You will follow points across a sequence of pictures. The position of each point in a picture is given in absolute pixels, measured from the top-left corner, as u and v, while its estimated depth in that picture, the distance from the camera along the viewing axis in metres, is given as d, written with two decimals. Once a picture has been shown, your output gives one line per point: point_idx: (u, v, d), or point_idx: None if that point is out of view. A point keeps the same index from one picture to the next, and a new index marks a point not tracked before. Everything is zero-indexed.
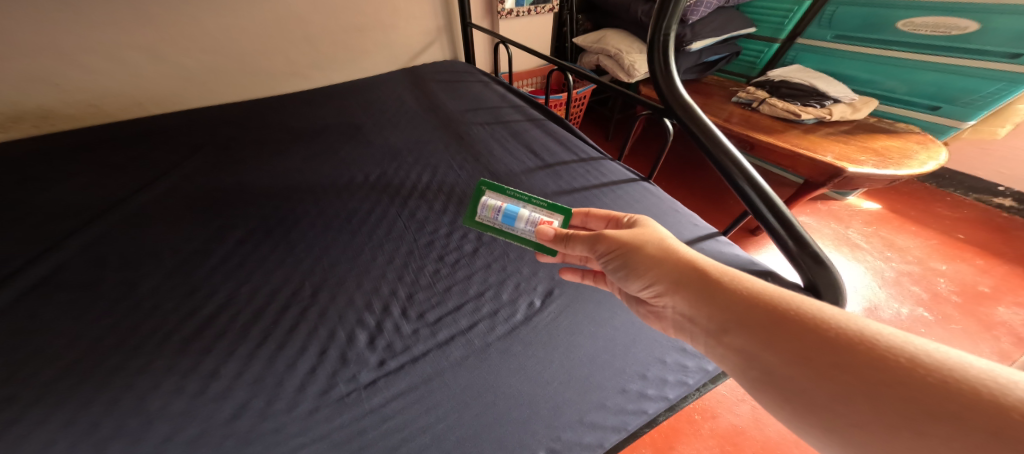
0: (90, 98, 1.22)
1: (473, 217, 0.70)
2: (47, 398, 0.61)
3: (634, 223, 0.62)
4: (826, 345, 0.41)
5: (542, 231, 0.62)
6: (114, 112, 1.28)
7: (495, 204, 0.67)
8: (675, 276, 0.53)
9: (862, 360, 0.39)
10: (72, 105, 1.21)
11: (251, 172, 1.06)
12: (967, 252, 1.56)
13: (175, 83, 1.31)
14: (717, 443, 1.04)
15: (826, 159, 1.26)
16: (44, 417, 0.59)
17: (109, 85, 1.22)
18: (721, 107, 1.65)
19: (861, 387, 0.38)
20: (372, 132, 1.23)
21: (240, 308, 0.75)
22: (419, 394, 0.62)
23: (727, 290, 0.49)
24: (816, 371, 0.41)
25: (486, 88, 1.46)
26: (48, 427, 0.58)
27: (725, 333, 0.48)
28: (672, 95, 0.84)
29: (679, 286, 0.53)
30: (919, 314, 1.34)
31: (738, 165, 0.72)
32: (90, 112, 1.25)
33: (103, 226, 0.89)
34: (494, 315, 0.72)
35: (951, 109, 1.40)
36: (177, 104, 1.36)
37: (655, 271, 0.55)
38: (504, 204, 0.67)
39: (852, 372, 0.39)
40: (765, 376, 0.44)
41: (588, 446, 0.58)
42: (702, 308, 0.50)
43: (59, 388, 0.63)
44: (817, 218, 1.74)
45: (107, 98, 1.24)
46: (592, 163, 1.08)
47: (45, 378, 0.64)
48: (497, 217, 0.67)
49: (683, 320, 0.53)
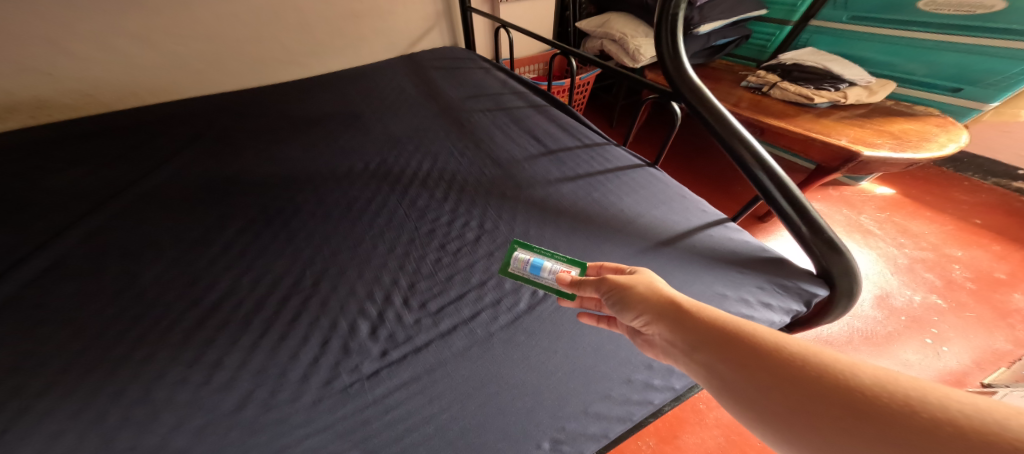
0: (86, 88, 1.21)
1: (506, 269, 0.69)
2: (51, 386, 0.61)
3: (632, 269, 0.57)
4: (789, 372, 0.39)
5: (561, 277, 0.59)
6: (110, 102, 1.27)
7: (524, 257, 0.66)
8: (658, 319, 0.49)
9: (824, 384, 0.37)
10: (68, 95, 1.20)
11: (249, 161, 1.05)
12: (983, 238, 1.51)
13: (170, 72, 1.29)
14: (723, 432, 1.02)
15: (840, 142, 1.22)
16: (48, 405, 0.59)
17: (106, 74, 1.21)
18: (730, 92, 1.60)
19: (826, 410, 0.35)
20: (371, 120, 1.21)
21: (242, 298, 0.74)
22: (422, 385, 0.61)
23: (702, 316, 0.47)
24: (785, 401, 0.38)
25: (487, 74, 1.43)
26: (53, 415, 0.58)
27: (700, 357, 0.45)
28: (681, 78, 0.81)
29: (659, 316, 0.49)
30: (932, 301, 1.30)
31: (751, 149, 0.69)
32: (87, 102, 1.24)
33: (103, 216, 0.88)
34: (497, 304, 0.71)
35: (973, 91, 1.35)
36: (175, 92, 1.35)
37: (647, 311, 0.50)
38: (532, 257, 0.66)
39: (817, 396, 0.36)
40: (751, 406, 0.40)
41: (592, 437, 0.57)
42: (689, 345, 0.46)
43: (62, 377, 0.62)
44: (829, 204, 1.70)
45: (105, 87, 1.23)
46: (597, 149, 1.05)
47: (46, 368, 0.64)
48: (526, 268, 0.66)
49: (670, 355, 0.49)
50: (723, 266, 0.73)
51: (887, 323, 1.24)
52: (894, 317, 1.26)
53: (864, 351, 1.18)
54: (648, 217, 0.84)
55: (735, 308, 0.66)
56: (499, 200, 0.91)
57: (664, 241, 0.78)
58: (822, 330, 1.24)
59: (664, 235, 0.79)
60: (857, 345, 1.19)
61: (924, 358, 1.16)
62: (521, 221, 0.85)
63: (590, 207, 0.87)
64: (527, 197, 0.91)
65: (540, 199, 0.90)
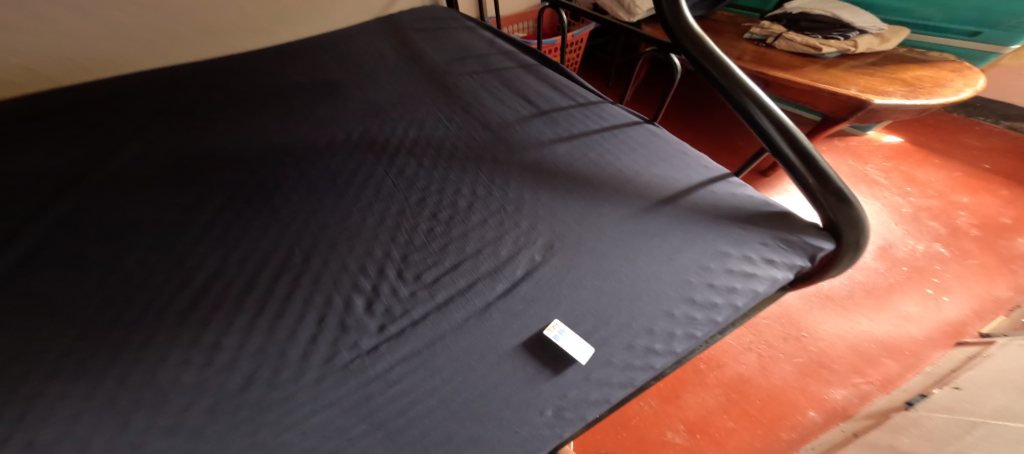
0: (26, 62, 1.13)
1: (583, 351, 0.58)
2: (14, 372, 0.59)
3: None
4: None
5: None
6: (58, 77, 1.20)
7: (563, 341, 0.58)
8: None
9: None
10: (9, 70, 1.13)
11: (222, 135, 1.00)
12: (991, 183, 1.48)
13: (123, 42, 1.22)
14: (723, 391, 1.03)
15: (850, 92, 1.16)
16: (12, 387, 0.57)
17: (51, 47, 1.14)
18: (733, 44, 1.50)
19: None
20: (349, 88, 1.15)
21: (232, 277, 0.72)
22: (423, 359, 0.59)
23: None
24: None
25: (472, 34, 1.35)
26: (18, 400, 0.56)
27: None
28: (681, 29, 0.75)
29: None
30: (935, 250, 1.29)
31: (757, 99, 0.65)
32: (31, 78, 1.17)
33: (73, 199, 0.84)
34: (493, 272, 0.68)
35: (992, 35, 1.29)
36: (130, 64, 1.28)
37: None
38: (559, 339, 0.58)
39: None
40: None
41: (594, 403, 0.55)
42: None
43: (30, 363, 0.60)
44: (835, 155, 1.65)
45: (50, 61, 1.16)
46: (592, 107, 1.00)
47: (10, 354, 0.61)
48: (564, 338, 0.59)
49: None
50: (726, 223, 0.69)
51: (888, 275, 1.23)
52: (895, 268, 1.25)
53: (865, 304, 1.17)
54: (647, 176, 0.80)
55: (737, 267, 0.64)
56: (490, 164, 0.87)
57: (663, 200, 0.75)
58: (822, 285, 1.23)
59: (664, 193, 0.76)
60: (857, 300, 1.18)
61: (924, 309, 1.15)
62: (516, 185, 0.82)
63: (586, 167, 0.83)
64: (521, 160, 0.87)
65: (534, 162, 0.86)
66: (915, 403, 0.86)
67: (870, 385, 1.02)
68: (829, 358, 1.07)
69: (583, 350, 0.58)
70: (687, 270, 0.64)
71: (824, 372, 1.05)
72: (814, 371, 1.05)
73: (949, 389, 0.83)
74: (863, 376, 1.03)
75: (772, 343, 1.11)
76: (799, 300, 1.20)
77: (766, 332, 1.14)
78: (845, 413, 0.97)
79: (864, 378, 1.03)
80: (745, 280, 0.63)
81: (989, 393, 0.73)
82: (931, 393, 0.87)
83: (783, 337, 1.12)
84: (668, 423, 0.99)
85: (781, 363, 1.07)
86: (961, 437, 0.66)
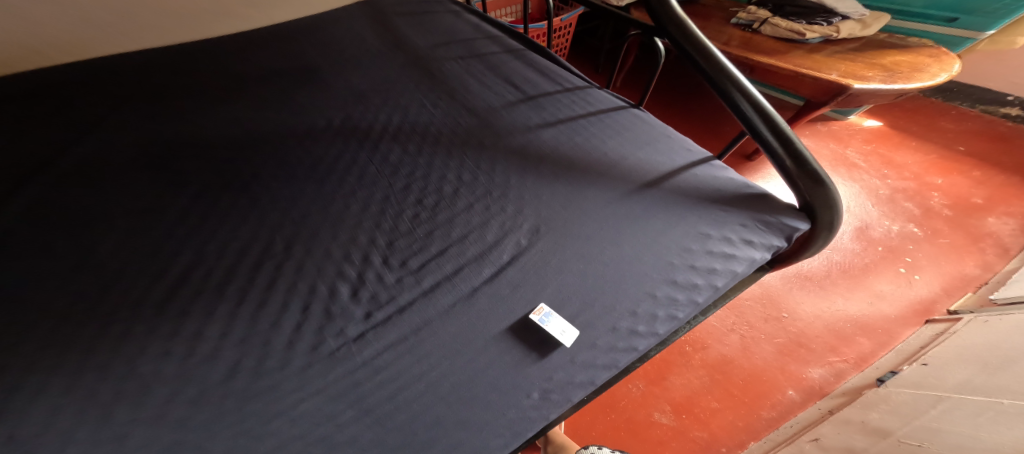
0: None
1: (566, 337, 0.58)
2: None
3: None
4: None
5: None
6: (15, 62, 1.14)
7: (547, 323, 0.59)
8: None
9: None
10: None
11: (196, 121, 0.97)
12: (965, 165, 1.52)
13: (84, 25, 1.16)
14: (707, 372, 1.06)
15: (831, 77, 1.18)
16: None
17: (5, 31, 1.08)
18: (720, 29, 1.50)
19: None
20: (330, 74, 1.12)
21: (211, 267, 0.70)
22: (410, 345, 0.59)
23: None
24: None
25: (457, 18, 1.32)
26: None
27: None
28: (665, 12, 0.75)
29: None
30: (909, 230, 1.33)
31: (738, 82, 0.65)
32: None
33: (40, 188, 0.81)
34: (480, 257, 0.68)
35: (969, 20, 1.33)
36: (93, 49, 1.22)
37: None
38: (545, 322, 0.59)
39: None
40: None
41: (580, 384, 0.56)
42: None
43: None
44: (817, 139, 1.67)
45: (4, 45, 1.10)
46: (578, 92, 1.00)
47: None
48: (550, 321, 0.59)
49: None
50: (707, 205, 0.71)
51: (864, 256, 1.27)
52: (871, 249, 1.29)
53: (842, 284, 1.21)
54: (632, 159, 0.80)
55: (718, 248, 0.65)
56: (476, 150, 0.87)
57: (648, 184, 0.75)
58: (801, 266, 1.27)
59: (648, 177, 0.76)
60: (834, 280, 1.22)
61: (897, 288, 1.19)
62: (501, 171, 0.81)
63: (572, 151, 0.83)
64: (506, 145, 0.86)
65: (520, 147, 0.85)
66: (885, 380, 0.89)
67: (845, 363, 1.06)
68: (807, 338, 1.11)
69: (569, 334, 0.58)
70: (670, 252, 0.65)
71: (802, 352, 1.08)
72: (793, 351, 1.09)
73: (916, 366, 0.87)
74: (838, 355, 1.07)
75: (753, 324, 1.14)
76: (779, 281, 1.23)
77: (748, 313, 1.17)
78: (821, 391, 1.01)
79: (840, 356, 1.07)
80: (724, 261, 0.64)
81: (953, 368, 0.77)
82: (901, 370, 0.90)
83: (764, 318, 1.15)
84: (655, 405, 1.02)
85: (762, 344, 1.10)
86: (926, 411, 0.69)
